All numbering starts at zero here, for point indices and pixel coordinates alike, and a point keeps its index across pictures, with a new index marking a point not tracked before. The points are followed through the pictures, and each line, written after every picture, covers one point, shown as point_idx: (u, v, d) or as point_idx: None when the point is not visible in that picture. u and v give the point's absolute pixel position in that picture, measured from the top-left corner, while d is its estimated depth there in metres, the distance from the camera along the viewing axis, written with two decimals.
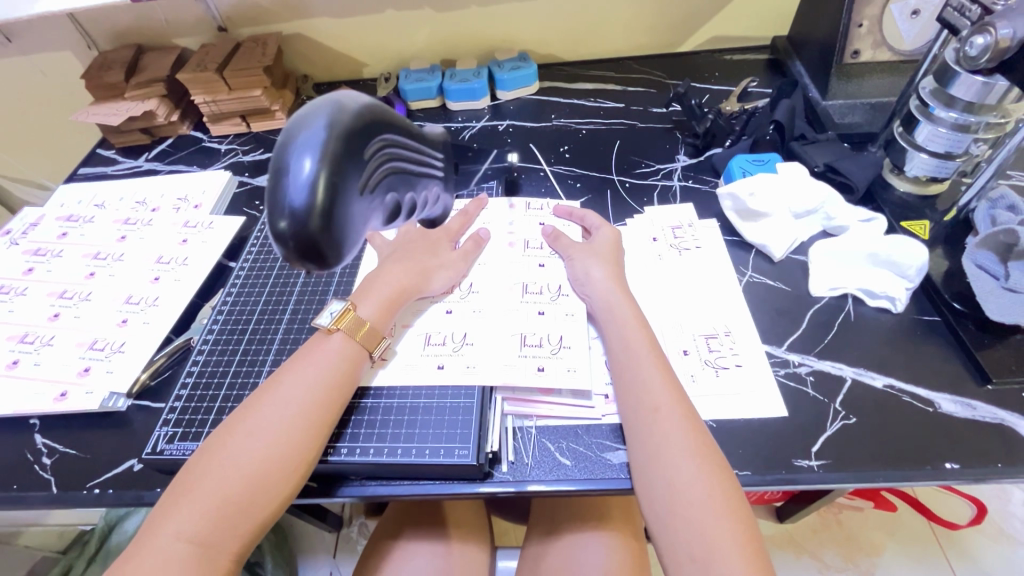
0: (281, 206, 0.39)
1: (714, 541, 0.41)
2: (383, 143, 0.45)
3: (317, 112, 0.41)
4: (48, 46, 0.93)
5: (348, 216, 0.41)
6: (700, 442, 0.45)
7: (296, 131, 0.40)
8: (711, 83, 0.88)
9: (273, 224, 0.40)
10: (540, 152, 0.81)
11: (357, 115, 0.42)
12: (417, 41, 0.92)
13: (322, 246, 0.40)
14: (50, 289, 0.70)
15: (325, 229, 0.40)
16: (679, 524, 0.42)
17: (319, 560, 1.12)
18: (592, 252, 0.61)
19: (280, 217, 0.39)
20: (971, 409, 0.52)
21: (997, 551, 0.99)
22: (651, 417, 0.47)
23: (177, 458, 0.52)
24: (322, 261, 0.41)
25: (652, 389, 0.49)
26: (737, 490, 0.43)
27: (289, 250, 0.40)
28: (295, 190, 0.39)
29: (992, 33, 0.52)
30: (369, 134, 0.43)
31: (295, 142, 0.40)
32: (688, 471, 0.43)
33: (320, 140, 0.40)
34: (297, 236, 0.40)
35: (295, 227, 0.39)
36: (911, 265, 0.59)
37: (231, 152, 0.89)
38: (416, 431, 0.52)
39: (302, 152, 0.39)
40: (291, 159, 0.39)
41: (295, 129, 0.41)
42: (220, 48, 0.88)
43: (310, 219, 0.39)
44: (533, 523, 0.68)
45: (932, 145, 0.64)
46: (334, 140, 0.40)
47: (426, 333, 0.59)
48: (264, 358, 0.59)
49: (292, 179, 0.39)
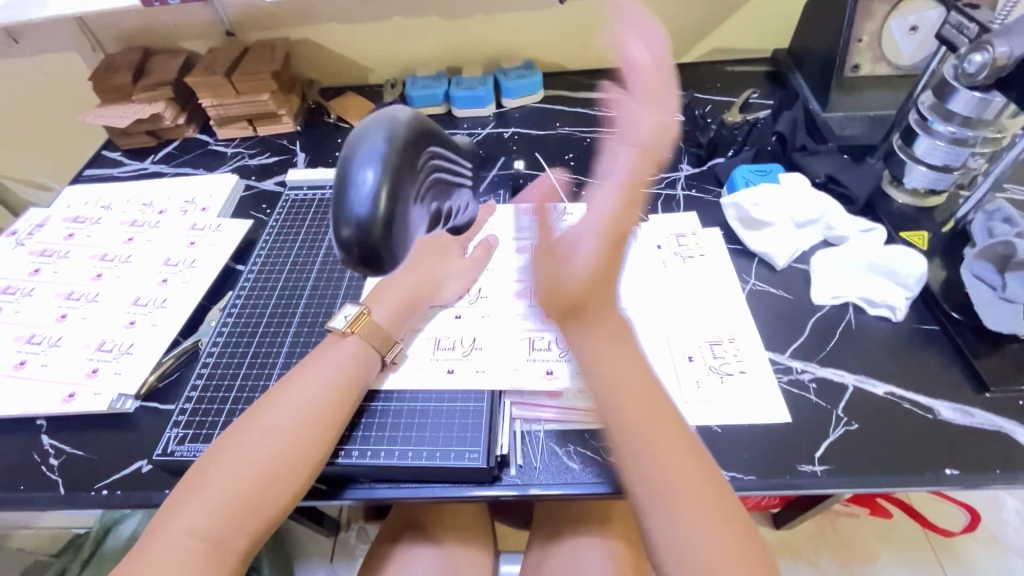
0: (347, 213, 0.41)
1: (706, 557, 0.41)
2: (429, 154, 0.48)
3: (376, 123, 0.45)
4: (55, 48, 0.93)
5: (407, 225, 0.44)
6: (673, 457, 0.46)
7: (357, 144, 0.44)
8: (714, 94, 0.89)
9: (336, 231, 0.42)
10: (546, 160, 0.83)
11: (411, 128, 0.45)
12: (423, 48, 0.93)
13: (382, 254, 0.42)
14: (57, 289, 0.70)
15: (388, 236, 0.42)
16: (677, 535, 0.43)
17: (314, 565, 1.12)
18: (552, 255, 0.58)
19: (344, 225, 0.42)
20: (970, 416, 0.53)
21: (990, 558, 1.00)
22: (619, 431, 0.47)
23: (188, 460, 0.53)
24: (379, 264, 0.43)
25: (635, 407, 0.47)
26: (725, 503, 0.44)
27: (349, 256, 0.42)
28: (359, 201, 0.41)
29: (990, 51, 0.53)
30: (418, 144, 0.46)
31: (357, 155, 0.43)
32: (658, 467, 0.45)
33: (382, 153, 0.43)
34: (360, 243, 0.42)
35: (363, 235, 0.41)
36: (909, 274, 0.61)
37: (237, 155, 0.90)
38: (427, 435, 0.53)
39: (364, 163, 0.42)
40: (354, 169, 0.42)
41: (358, 139, 0.44)
42: (228, 52, 0.88)
43: (374, 225, 0.41)
44: (535, 529, 0.68)
45: (931, 158, 0.65)
46: (394, 151, 0.43)
47: (436, 338, 0.60)
48: (274, 360, 0.59)
49: (356, 186, 0.41)
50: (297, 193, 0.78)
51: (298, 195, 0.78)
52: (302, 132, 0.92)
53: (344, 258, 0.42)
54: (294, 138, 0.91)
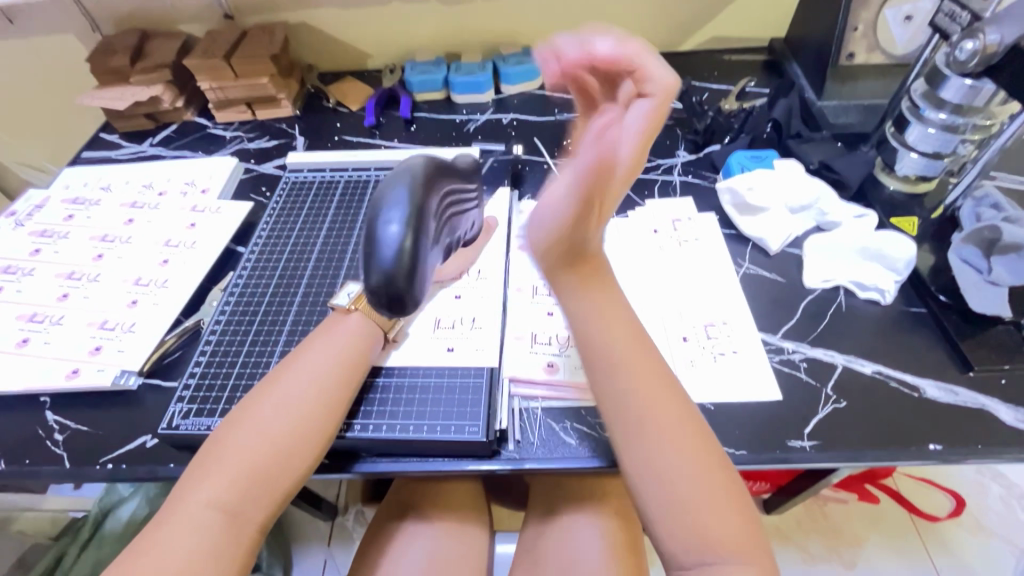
0: (376, 262, 0.43)
1: (714, 533, 0.42)
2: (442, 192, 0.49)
3: (399, 178, 0.45)
4: (50, 29, 0.92)
5: (423, 270, 0.46)
6: (700, 443, 0.45)
7: (387, 192, 0.45)
8: (711, 82, 0.90)
9: (369, 276, 0.44)
10: (544, 146, 0.83)
11: (426, 169, 0.46)
12: (422, 33, 0.93)
13: (403, 297, 0.44)
14: (58, 269, 0.70)
15: (410, 274, 0.44)
16: (673, 523, 0.43)
17: (313, 549, 1.13)
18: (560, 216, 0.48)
19: (376, 272, 0.43)
20: (954, 395, 0.55)
21: (974, 542, 1.03)
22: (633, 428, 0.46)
23: (192, 433, 0.54)
24: (400, 306, 0.45)
25: (621, 398, 0.47)
26: (727, 478, 0.44)
27: (377, 302, 0.44)
28: (386, 248, 0.43)
29: (981, 39, 0.54)
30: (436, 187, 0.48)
31: (387, 204, 0.44)
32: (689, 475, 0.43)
33: (407, 199, 0.44)
34: (385, 290, 0.44)
35: (388, 279, 0.43)
36: (898, 258, 0.62)
37: (235, 139, 0.90)
38: (427, 410, 0.54)
39: (393, 210, 0.44)
40: (384, 215, 0.44)
41: (385, 190, 0.45)
42: (227, 35, 0.88)
43: (399, 264, 0.43)
44: (532, 505, 0.69)
45: (922, 146, 0.67)
46: (417, 202, 0.44)
47: (436, 317, 0.61)
48: (276, 338, 0.61)
49: (385, 232, 0.43)
50: (297, 176, 0.79)
51: (298, 177, 0.79)
52: (301, 116, 0.92)
53: (370, 300, 0.45)
54: (293, 122, 0.91)
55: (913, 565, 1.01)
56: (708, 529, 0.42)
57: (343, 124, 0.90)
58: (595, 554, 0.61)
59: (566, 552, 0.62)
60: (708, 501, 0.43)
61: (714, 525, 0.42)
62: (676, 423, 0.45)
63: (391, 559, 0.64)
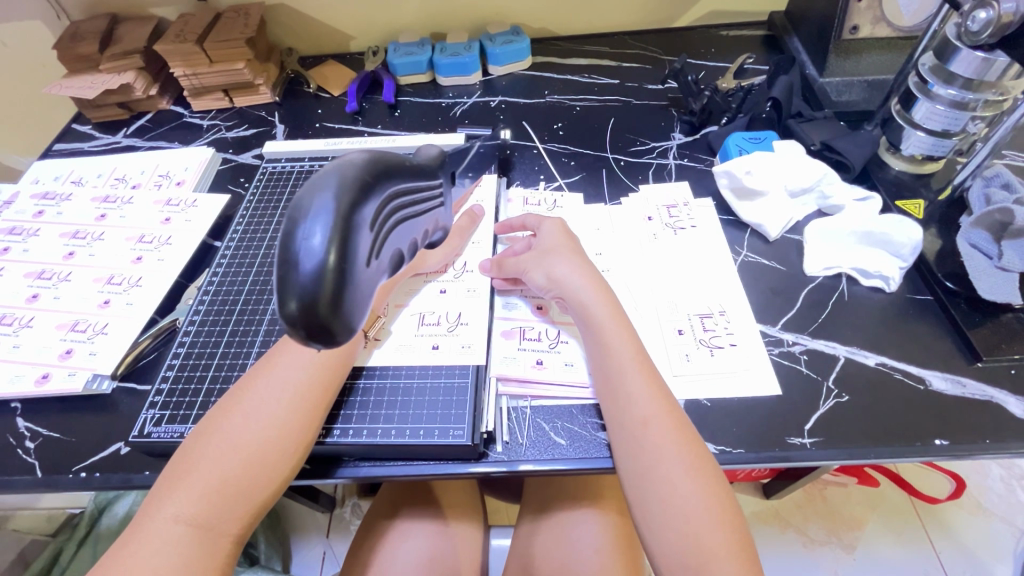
0: (290, 282, 0.31)
1: (705, 546, 0.41)
2: (392, 198, 0.36)
3: (325, 178, 0.33)
4: (12, 16, 0.87)
5: (361, 290, 0.33)
6: (700, 457, 0.44)
7: (308, 195, 0.32)
8: (708, 60, 0.86)
9: (282, 302, 0.32)
10: (533, 130, 0.80)
11: (366, 166, 0.34)
12: (405, 13, 0.88)
13: (330, 327, 0.32)
14: (27, 269, 0.67)
15: (338, 299, 0.32)
16: (670, 536, 0.42)
17: (312, 541, 1.12)
18: (543, 252, 0.58)
19: (290, 296, 0.31)
20: (961, 386, 0.52)
21: (974, 524, 1.02)
22: (640, 432, 0.46)
23: (165, 441, 0.51)
24: (330, 337, 0.32)
25: (636, 399, 0.47)
26: (727, 493, 0.44)
27: (296, 333, 0.32)
28: (303, 265, 0.31)
29: (995, 7, 0.50)
30: (379, 191, 0.35)
31: (306, 210, 0.32)
32: (688, 489, 0.43)
33: (333, 203, 0.32)
34: (307, 321, 0.32)
35: (306, 306, 0.31)
36: (905, 244, 0.59)
37: (213, 128, 0.86)
38: (410, 413, 0.52)
39: (314, 217, 0.31)
40: (301, 225, 0.31)
41: (305, 194, 0.32)
42: (200, 18, 0.84)
43: (322, 286, 0.31)
44: (525, 503, 0.68)
45: (930, 123, 0.64)
46: (349, 206, 0.32)
47: (420, 313, 0.58)
48: (252, 340, 0.58)
49: (302, 247, 0.31)
50: (275, 165, 0.75)
51: (277, 166, 0.75)
52: (282, 103, 0.88)
53: (288, 331, 0.32)
54: (273, 109, 0.87)
55: (912, 548, 1.00)
56: (700, 541, 0.41)
57: (325, 110, 0.86)
58: (591, 552, 0.59)
59: (562, 547, 0.60)
60: (704, 514, 0.42)
61: (706, 537, 0.41)
62: (679, 433, 0.45)
63: (382, 557, 0.62)
